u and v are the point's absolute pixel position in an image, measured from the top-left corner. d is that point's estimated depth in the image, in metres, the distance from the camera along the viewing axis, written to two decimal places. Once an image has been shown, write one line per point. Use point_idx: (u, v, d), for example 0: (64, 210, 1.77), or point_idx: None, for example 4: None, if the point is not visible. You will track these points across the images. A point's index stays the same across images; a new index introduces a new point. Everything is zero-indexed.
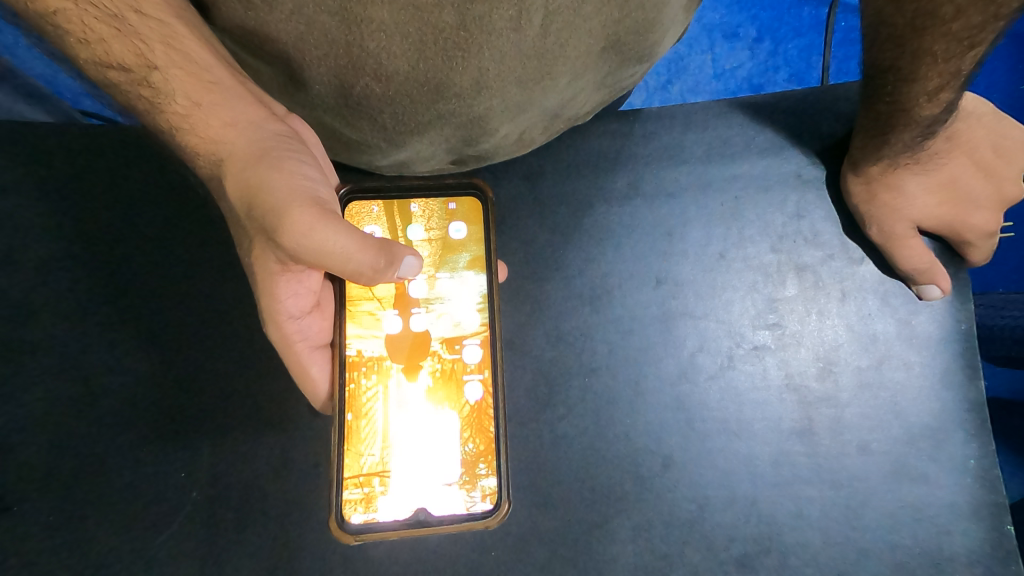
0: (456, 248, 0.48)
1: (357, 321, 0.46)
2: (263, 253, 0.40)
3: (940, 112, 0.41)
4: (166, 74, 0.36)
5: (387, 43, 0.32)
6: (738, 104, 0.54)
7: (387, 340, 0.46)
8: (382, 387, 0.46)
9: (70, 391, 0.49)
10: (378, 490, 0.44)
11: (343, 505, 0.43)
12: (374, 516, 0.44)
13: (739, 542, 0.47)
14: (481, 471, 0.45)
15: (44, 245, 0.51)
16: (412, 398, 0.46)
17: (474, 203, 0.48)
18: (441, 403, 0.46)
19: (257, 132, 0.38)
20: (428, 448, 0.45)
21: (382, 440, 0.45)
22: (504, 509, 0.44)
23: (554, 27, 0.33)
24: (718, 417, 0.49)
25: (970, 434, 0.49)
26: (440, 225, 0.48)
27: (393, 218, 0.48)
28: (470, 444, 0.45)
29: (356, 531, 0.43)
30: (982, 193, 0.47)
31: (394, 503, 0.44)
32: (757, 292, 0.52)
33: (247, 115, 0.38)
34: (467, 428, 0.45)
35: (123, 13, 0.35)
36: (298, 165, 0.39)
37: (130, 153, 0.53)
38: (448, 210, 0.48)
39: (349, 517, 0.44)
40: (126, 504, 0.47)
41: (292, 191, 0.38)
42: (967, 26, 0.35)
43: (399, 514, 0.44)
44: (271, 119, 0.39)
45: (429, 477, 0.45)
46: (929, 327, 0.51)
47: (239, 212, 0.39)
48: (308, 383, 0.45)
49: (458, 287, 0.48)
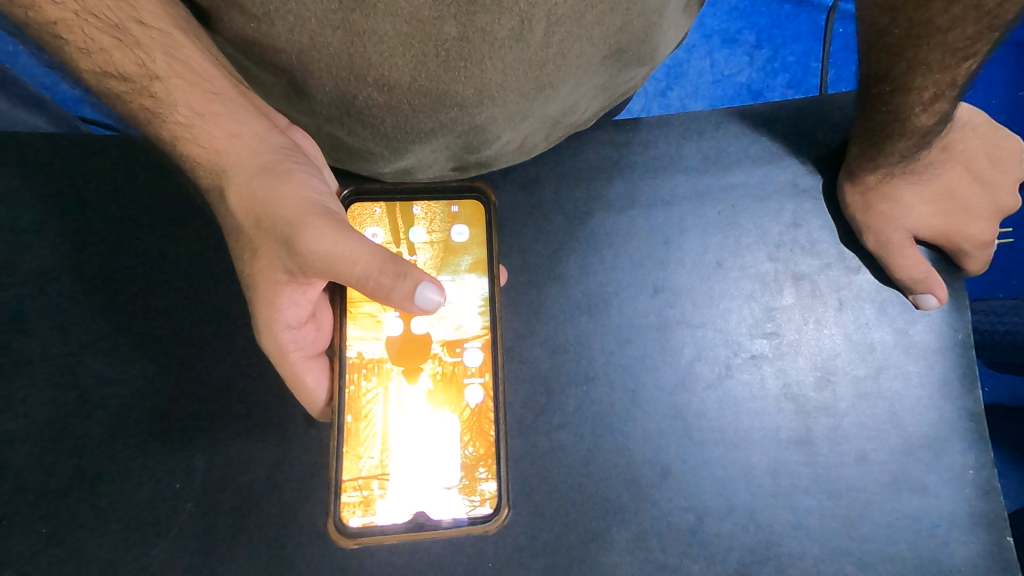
0: (457, 251, 0.48)
1: (357, 322, 0.46)
2: (268, 266, 0.40)
3: (936, 122, 0.42)
4: (168, 84, 0.37)
5: (389, 53, 0.33)
6: (734, 112, 0.55)
7: (387, 342, 0.46)
8: (381, 389, 0.46)
9: (64, 401, 0.49)
10: (376, 493, 0.44)
11: (341, 508, 0.43)
12: (372, 520, 0.44)
13: (737, 553, 0.47)
14: (480, 475, 0.45)
15: (41, 254, 0.51)
16: (411, 401, 0.46)
17: (476, 208, 0.49)
18: (441, 405, 0.46)
19: (260, 144, 0.39)
20: (427, 451, 0.45)
21: (381, 443, 0.45)
22: (503, 514, 0.44)
23: (555, 38, 0.34)
24: (717, 425, 0.49)
25: (968, 444, 0.49)
26: (442, 228, 0.48)
27: (394, 221, 0.48)
28: (469, 448, 0.45)
29: (354, 534, 0.43)
30: (978, 203, 0.48)
31: (392, 507, 0.44)
32: (754, 301, 0.52)
33: (250, 127, 0.39)
34: (468, 432, 0.45)
35: (125, 24, 0.35)
36: (306, 179, 0.40)
37: (129, 162, 0.53)
38: (451, 213, 0.48)
39: (347, 519, 0.43)
40: (120, 514, 0.47)
41: (302, 202, 0.38)
42: (961, 37, 0.36)
43: (397, 518, 0.44)
44: (274, 131, 0.40)
45: (429, 480, 0.45)
46: (927, 337, 0.51)
47: (245, 221, 0.39)
48: (302, 390, 0.44)
49: (460, 290, 0.48)
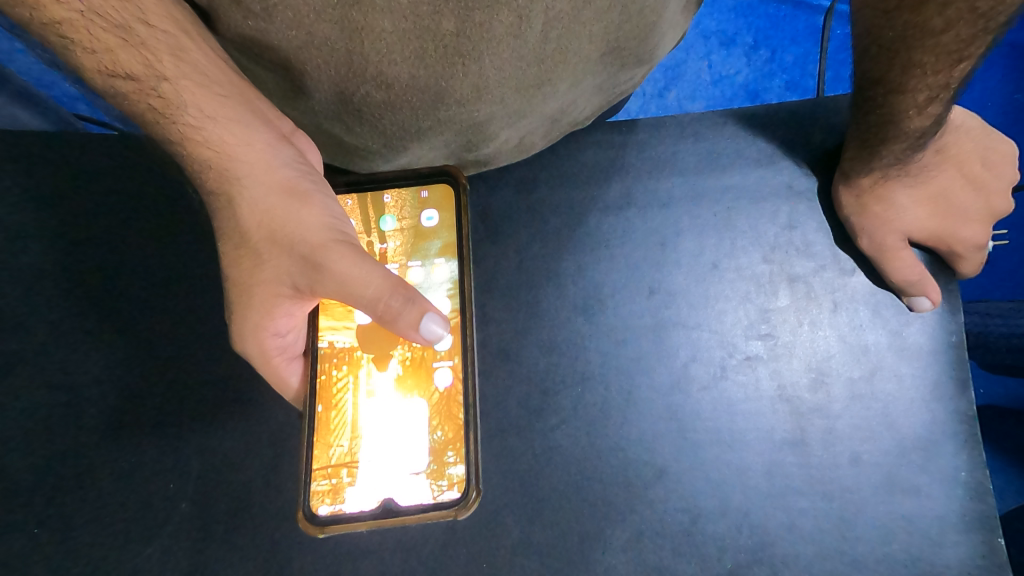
0: (428, 236, 0.48)
1: (330, 314, 0.46)
2: (280, 282, 0.40)
3: (929, 125, 0.42)
4: (176, 85, 0.36)
5: (388, 50, 0.33)
6: (730, 114, 0.55)
7: (359, 331, 0.46)
8: (352, 378, 0.46)
9: (59, 400, 0.49)
10: (345, 481, 0.44)
11: (309, 496, 0.43)
12: (340, 507, 0.43)
13: (731, 554, 0.47)
14: (448, 459, 0.44)
15: (38, 254, 0.51)
16: (381, 389, 0.46)
17: (446, 190, 0.48)
18: (409, 391, 0.45)
19: (271, 154, 0.39)
20: (396, 437, 0.45)
21: (351, 430, 0.45)
22: (472, 497, 0.42)
23: (554, 34, 0.34)
24: (711, 427, 0.49)
25: (962, 446, 0.49)
26: (412, 214, 0.48)
27: (366, 211, 0.48)
28: (438, 432, 0.44)
29: (323, 523, 0.42)
30: (971, 206, 0.48)
31: (360, 494, 0.43)
32: (749, 303, 0.52)
33: (261, 133, 0.39)
34: (437, 415, 0.45)
35: (130, 24, 0.35)
36: (323, 201, 0.41)
37: (128, 160, 0.54)
38: (421, 199, 0.48)
39: (317, 508, 0.43)
40: (115, 513, 0.47)
41: (321, 227, 0.39)
42: (955, 39, 0.36)
43: (365, 505, 0.43)
44: (281, 141, 0.40)
45: (396, 466, 0.44)
46: (920, 338, 0.51)
47: (254, 235, 0.39)
48: (286, 388, 0.46)
49: (429, 274, 0.47)
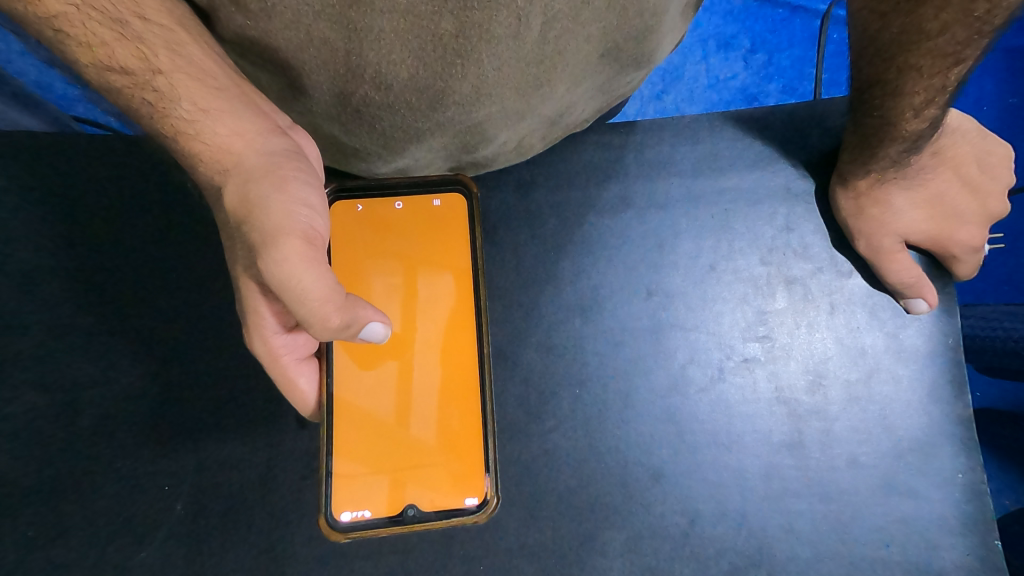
0: (440, 243, 0.49)
1: None
2: (245, 273, 0.38)
3: (927, 127, 0.42)
4: (171, 78, 0.36)
5: (387, 49, 0.33)
6: (727, 117, 0.55)
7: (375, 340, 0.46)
8: (368, 385, 0.46)
9: (54, 400, 0.49)
10: (365, 490, 0.45)
11: (332, 504, 0.45)
12: (361, 514, 0.45)
13: (729, 556, 0.47)
14: (467, 468, 0.46)
15: (33, 254, 0.51)
16: (397, 397, 0.46)
17: (459, 201, 0.50)
18: (425, 400, 0.46)
19: (261, 145, 0.38)
20: (412, 446, 0.46)
21: (369, 440, 0.45)
22: (492, 505, 0.46)
23: (553, 34, 0.33)
24: (708, 428, 0.49)
25: (959, 448, 0.49)
26: (424, 221, 0.49)
27: (376, 217, 0.49)
28: (456, 443, 0.46)
29: (345, 528, 0.45)
30: (969, 209, 0.48)
31: (380, 502, 0.45)
32: (747, 304, 0.52)
33: (253, 126, 0.38)
34: (455, 427, 0.46)
35: (126, 18, 0.34)
36: (301, 189, 0.38)
37: (126, 161, 0.53)
38: (433, 207, 0.49)
39: (338, 515, 0.45)
40: (110, 513, 0.47)
41: (286, 214, 0.37)
42: (950, 42, 0.36)
43: (386, 512, 0.45)
44: (275, 133, 0.39)
45: (415, 476, 0.45)
46: (917, 340, 0.51)
47: (229, 215, 0.38)
48: (294, 393, 0.44)
49: (442, 281, 0.48)
